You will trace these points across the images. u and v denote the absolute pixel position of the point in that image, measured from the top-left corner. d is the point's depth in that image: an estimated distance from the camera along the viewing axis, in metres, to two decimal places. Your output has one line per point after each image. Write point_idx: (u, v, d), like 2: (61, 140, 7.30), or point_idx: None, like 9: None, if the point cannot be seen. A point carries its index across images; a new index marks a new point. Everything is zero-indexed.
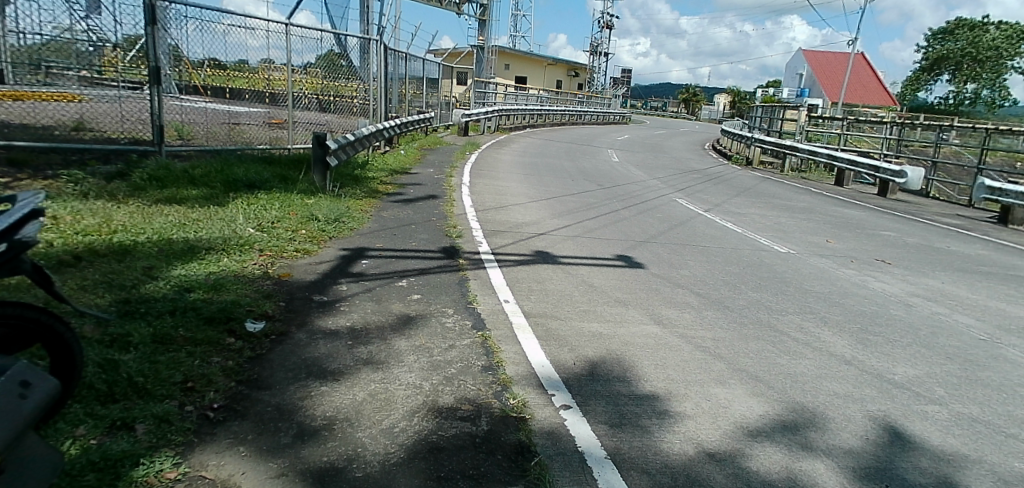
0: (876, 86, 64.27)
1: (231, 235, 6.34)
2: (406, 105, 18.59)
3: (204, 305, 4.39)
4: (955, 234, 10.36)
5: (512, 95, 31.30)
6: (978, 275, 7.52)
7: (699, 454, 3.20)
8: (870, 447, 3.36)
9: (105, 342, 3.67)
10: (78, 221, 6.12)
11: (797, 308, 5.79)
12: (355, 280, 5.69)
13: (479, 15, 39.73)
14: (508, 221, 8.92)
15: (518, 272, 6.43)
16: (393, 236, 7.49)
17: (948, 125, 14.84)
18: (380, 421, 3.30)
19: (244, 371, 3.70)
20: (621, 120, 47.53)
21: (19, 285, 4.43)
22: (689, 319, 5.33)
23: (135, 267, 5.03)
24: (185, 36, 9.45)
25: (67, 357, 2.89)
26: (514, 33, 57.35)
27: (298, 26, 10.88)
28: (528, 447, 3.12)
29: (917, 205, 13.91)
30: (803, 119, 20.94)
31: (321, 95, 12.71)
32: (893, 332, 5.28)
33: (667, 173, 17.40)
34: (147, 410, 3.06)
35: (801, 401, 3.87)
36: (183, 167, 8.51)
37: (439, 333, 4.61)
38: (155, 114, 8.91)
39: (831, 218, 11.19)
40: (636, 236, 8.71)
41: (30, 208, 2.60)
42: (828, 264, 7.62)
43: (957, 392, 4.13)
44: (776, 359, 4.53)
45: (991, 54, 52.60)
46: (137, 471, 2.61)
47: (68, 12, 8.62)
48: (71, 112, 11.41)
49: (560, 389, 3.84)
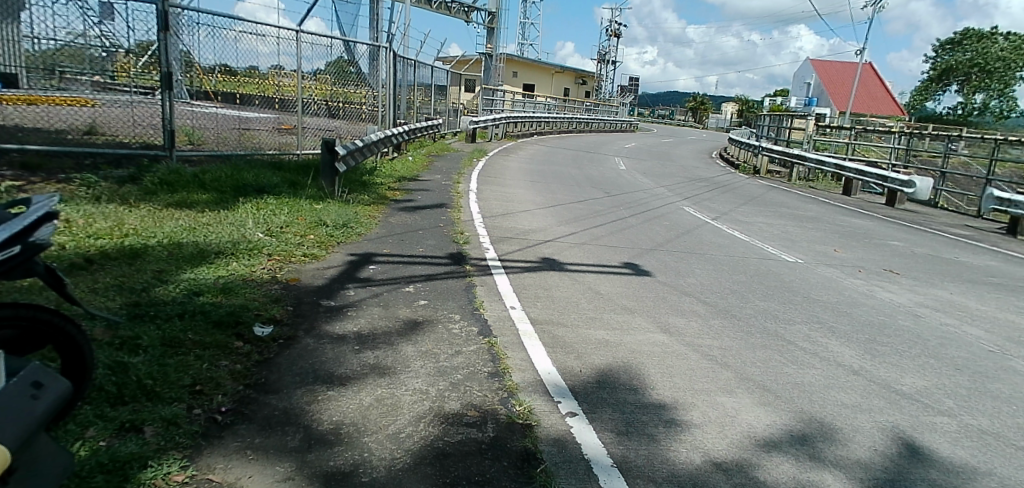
0: (885, 97, 64.16)
1: (240, 239, 6.39)
2: (414, 111, 18.70)
3: (213, 309, 4.41)
4: (964, 245, 10.31)
5: (519, 103, 31.45)
6: (988, 287, 7.45)
7: (706, 464, 3.19)
8: (880, 459, 3.34)
9: (114, 344, 3.71)
10: (90, 224, 6.17)
11: (804, 317, 5.78)
12: (363, 285, 5.71)
13: (488, 23, 39.88)
14: (515, 227, 8.94)
15: (524, 279, 6.44)
16: (400, 241, 7.52)
17: (957, 136, 14.75)
18: (387, 426, 3.31)
19: (252, 375, 3.71)
20: (629, 127, 47.60)
21: (32, 287, 4.48)
22: (696, 328, 5.31)
23: (146, 271, 5.06)
24: (196, 42, 9.55)
25: (79, 359, 2.92)
26: (523, 42, 57.59)
27: (308, 33, 11.00)
28: (534, 454, 3.12)
29: (925, 215, 13.85)
30: (811, 128, 20.90)
31: (330, 101, 12.90)
32: (902, 342, 5.24)
33: (675, 180, 17.40)
34: (156, 413, 3.08)
35: (809, 411, 3.86)
36: (193, 172, 8.56)
37: (444, 338, 4.62)
38: (166, 119, 9.01)
39: (840, 227, 11.14)
40: (643, 243, 8.70)
41: (45, 211, 2.64)
42: (837, 274, 7.59)
43: (967, 404, 4.10)
44: (783, 369, 4.51)
45: (1000, 65, 52.23)
46: (145, 473, 2.63)
47: (82, 17, 8.71)
48: (83, 117, 11.61)
49: (566, 396, 3.84)
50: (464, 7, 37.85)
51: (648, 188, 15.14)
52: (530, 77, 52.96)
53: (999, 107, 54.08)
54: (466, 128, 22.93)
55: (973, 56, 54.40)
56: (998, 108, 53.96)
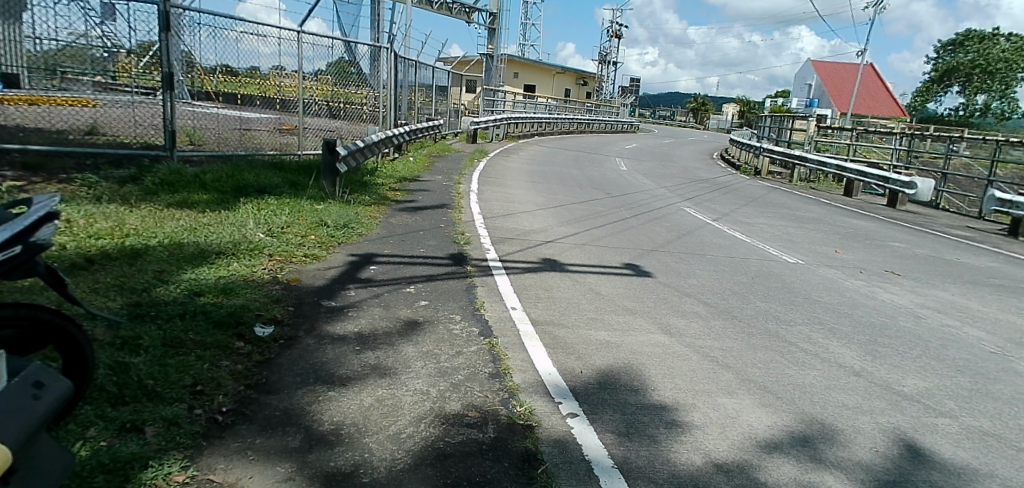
0: (886, 98, 64.13)
1: (241, 239, 6.39)
2: (415, 112, 18.70)
3: (214, 310, 4.41)
4: (965, 246, 10.29)
5: (521, 104, 31.46)
6: (989, 288, 7.43)
7: (707, 465, 3.18)
8: (881, 460, 3.33)
9: (115, 344, 3.71)
10: (91, 224, 6.18)
11: (805, 318, 5.77)
12: (363, 285, 5.71)
13: (489, 23, 39.90)
14: (516, 228, 8.94)
15: (525, 279, 6.44)
16: (401, 242, 7.53)
17: (958, 137, 14.74)
18: (388, 427, 3.30)
19: (253, 375, 3.71)
20: (630, 128, 47.60)
21: (33, 287, 4.48)
22: (697, 329, 5.31)
23: (147, 271, 5.07)
24: (198, 42, 9.55)
25: (80, 359, 2.91)
26: (524, 43, 57.62)
27: (310, 33, 11.00)
28: (534, 455, 3.12)
29: (927, 216, 13.83)
30: (813, 129, 20.89)
31: (331, 101, 12.90)
32: (903, 344, 5.23)
33: (676, 181, 17.42)
34: (157, 413, 3.08)
35: (811, 412, 3.85)
36: (194, 172, 8.56)
37: (445, 339, 4.62)
38: (167, 119, 9.01)
39: (841, 228, 11.13)
40: (644, 244, 8.70)
41: (46, 211, 2.64)
42: (838, 275, 7.59)
43: (968, 406, 4.09)
44: (784, 370, 4.51)
45: (1002, 66, 52.06)
46: (146, 473, 2.63)
47: (83, 17, 8.73)
48: (84, 117, 11.64)
49: (567, 397, 3.84)
50: (465, 8, 37.87)
51: (649, 189, 15.13)
52: (531, 78, 52.97)
53: (1000, 109, 54.01)
54: (467, 128, 22.94)
55: (974, 57, 54.30)
56: (1000, 109, 53.89)
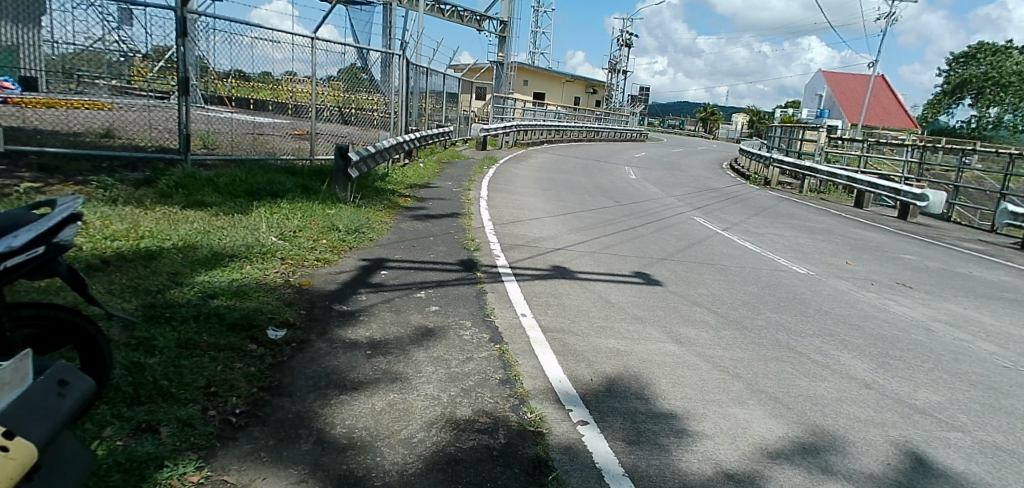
0: (897, 110, 63.81)
1: (253, 242, 6.47)
2: (425, 119, 18.78)
3: (228, 311, 4.46)
4: (978, 260, 10.21)
5: (530, 111, 31.59)
6: (1002, 302, 7.37)
7: (717, 475, 3.18)
8: (893, 473, 3.32)
9: (131, 345, 3.75)
10: (107, 226, 6.26)
11: (817, 330, 5.73)
12: (374, 290, 5.74)
13: (499, 32, 40.10)
14: (526, 235, 8.98)
15: (535, 286, 6.44)
16: (412, 247, 7.57)
17: (971, 150, 14.64)
18: (399, 431, 3.33)
19: (265, 378, 3.75)
20: (640, 136, 47.52)
21: (50, 287, 4.55)
22: (707, 338, 5.30)
23: (160, 273, 5.12)
24: (212, 48, 9.73)
25: (98, 359, 2.97)
26: (533, 51, 57.80)
27: (322, 39, 11.11)
28: (545, 462, 3.13)
29: (939, 229, 13.73)
30: (823, 140, 20.83)
31: (344, 108, 12.86)
32: (915, 357, 5.20)
33: (687, 191, 17.38)
34: (172, 413, 3.11)
35: (822, 424, 3.84)
36: (207, 175, 8.66)
37: (455, 345, 4.64)
38: (182, 123, 9.10)
39: (852, 240, 11.08)
40: (654, 253, 8.69)
41: (69, 212, 2.70)
42: (848, 287, 7.56)
43: (981, 420, 4.07)
44: (795, 381, 4.50)
45: (1015, 79, 51.40)
46: (161, 473, 2.66)
47: (101, 22, 8.85)
48: (101, 120, 11.81)
49: (577, 404, 3.84)
50: (476, 16, 38.07)
51: (659, 198, 15.10)
52: (540, 86, 53.15)
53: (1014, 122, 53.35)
54: (477, 135, 22.98)
55: (987, 71, 53.87)
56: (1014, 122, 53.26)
